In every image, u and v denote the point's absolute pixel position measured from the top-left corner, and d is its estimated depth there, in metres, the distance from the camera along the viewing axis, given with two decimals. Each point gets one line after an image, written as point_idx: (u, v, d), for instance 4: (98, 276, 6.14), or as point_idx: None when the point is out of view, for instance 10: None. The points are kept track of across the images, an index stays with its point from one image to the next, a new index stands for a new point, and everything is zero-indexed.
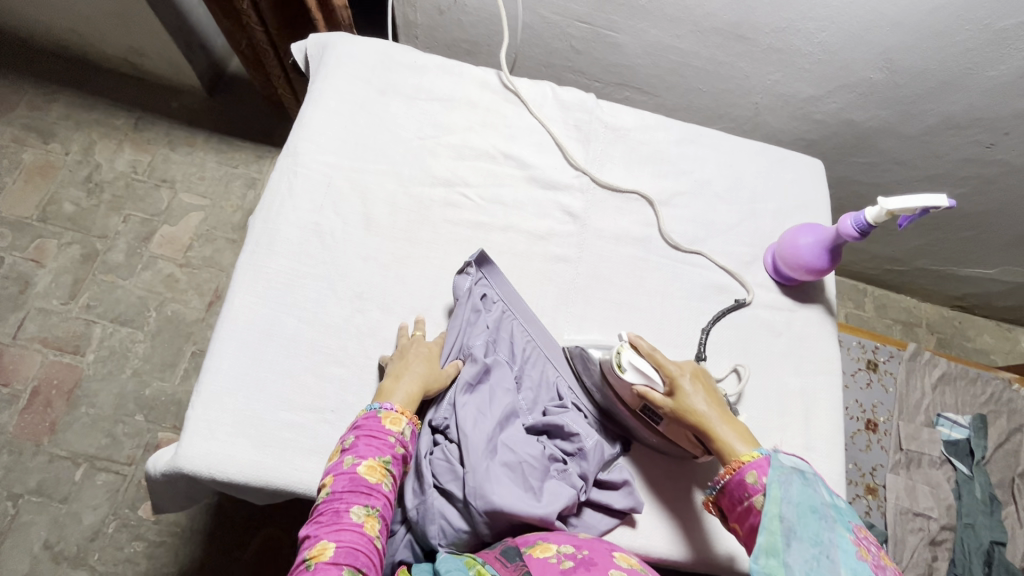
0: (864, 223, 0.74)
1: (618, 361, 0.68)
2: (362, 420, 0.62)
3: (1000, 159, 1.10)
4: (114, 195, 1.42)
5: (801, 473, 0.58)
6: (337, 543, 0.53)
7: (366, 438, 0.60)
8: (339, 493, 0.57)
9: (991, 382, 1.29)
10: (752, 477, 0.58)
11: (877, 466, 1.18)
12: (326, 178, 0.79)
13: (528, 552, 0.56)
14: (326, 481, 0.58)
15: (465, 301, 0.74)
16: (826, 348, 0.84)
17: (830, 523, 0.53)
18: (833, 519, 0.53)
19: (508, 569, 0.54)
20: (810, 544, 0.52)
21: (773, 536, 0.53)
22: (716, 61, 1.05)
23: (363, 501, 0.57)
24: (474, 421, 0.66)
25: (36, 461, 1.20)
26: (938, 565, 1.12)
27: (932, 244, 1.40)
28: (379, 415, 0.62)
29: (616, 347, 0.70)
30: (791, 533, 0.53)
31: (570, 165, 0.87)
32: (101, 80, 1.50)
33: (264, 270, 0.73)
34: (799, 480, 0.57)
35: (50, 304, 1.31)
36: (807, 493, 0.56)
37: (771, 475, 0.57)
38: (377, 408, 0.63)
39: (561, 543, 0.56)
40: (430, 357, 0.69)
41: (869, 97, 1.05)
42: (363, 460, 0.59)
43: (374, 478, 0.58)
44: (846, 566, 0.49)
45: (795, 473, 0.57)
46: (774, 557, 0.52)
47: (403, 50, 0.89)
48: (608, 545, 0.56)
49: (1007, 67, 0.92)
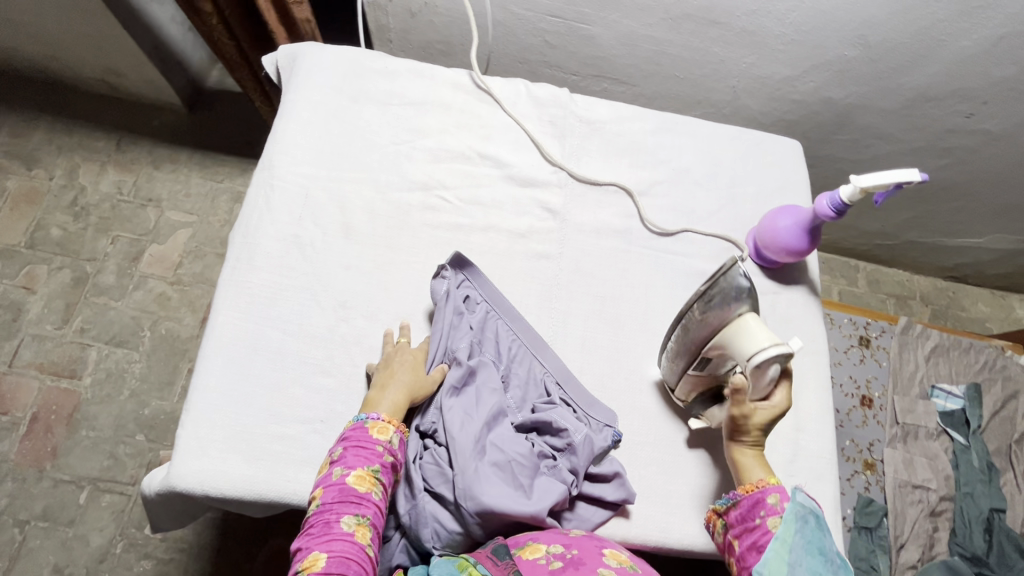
0: (839, 202, 0.74)
1: (770, 355, 0.62)
2: (350, 431, 0.63)
3: (981, 128, 1.10)
4: (101, 218, 1.42)
5: (817, 516, 0.59)
6: (329, 554, 0.54)
7: (354, 449, 0.61)
8: (328, 504, 0.57)
9: (984, 351, 1.30)
10: (773, 499, 0.61)
11: (874, 442, 1.18)
12: (303, 190, 0.79)
13: (518, 554, 0.58)
14: (316, 492, 0.59)
15: (445, 304, 0.74)
16: (812, 329, 0.84)
17: (836, 566, 0.56)
18: (838, 564, 0.56)
19: (498, 567, 0.55)
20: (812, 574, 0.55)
21: (778, 555, 0.57)
22: (690, 47, 1.05)
23: (353, 510, 0.57)
24: (464, 423, 0.66)
25: (40, 486, 1.20)
26: (938, 535, 1.13)
27: (920, 216, 1.40)
28: (367, 425, 0.63)
29: (779, 343, 0.63)
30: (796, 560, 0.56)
31: (547, 161, 0.87)
32: (80, 102, 1.50)
33: (246, 285, 0.73)
34: (814, 520, 0.59)
35: (44, 330, 1.32)
36: (819, 537, 0.58)
37: (790, 508, 0.59)
38: (364, 419, 0.63)
39: (550, 544, 0.58)
40: (415, 365, 0.69)
41: (845, 74, 1.04)
42: (352, 470, 0.59)
43: (364, 487, 0.59)
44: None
45: (812, 515, 0.59)
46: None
47: (374, 56, 0.89)
48: (598, 543, 0.58)
49: (979, 36, 0.92)
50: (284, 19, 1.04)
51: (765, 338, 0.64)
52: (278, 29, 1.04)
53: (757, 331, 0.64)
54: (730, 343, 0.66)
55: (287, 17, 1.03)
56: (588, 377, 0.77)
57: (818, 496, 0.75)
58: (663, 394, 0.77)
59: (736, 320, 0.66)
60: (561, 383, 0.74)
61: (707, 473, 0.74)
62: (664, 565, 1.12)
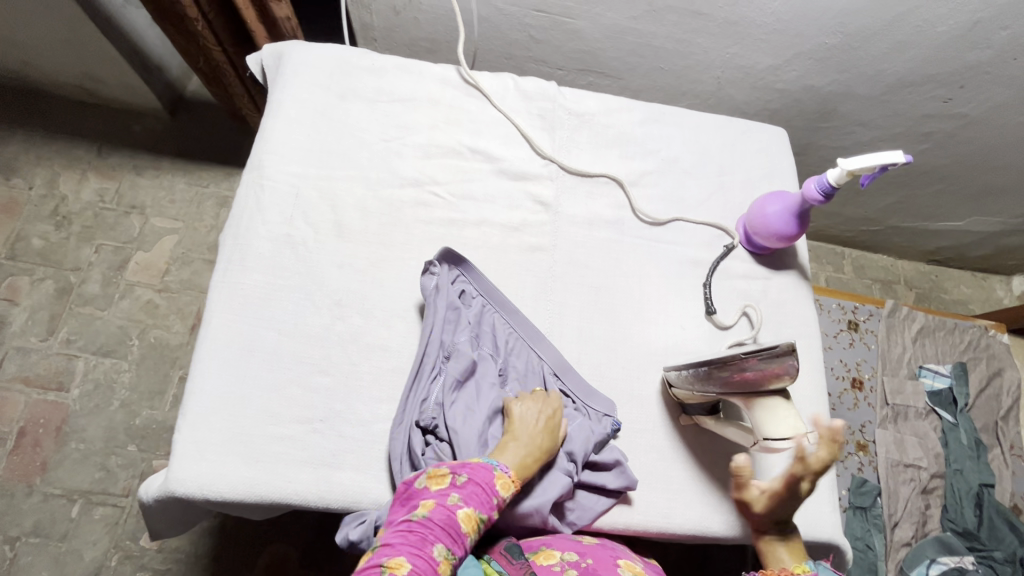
0: (827, 185, 0.75)
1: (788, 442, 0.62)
2: (477, 466, 0.60)
3: (958, 112, 1.12)
4: (84, 226, 1.39)
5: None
6: (413, 568, 0.50)
7: (476, 485, 0.58)
8: (434, 523, 0.54)
9: (968, 330, 1.33)
10: None
11: (865, 423, 1.20)
12: (293, 189, 0.78)
13: (532, 559, 0.61)
14: (426, 503, 0.56)
15: (437, 298, 0.74)
16: (803, 312, 0.85)
17: None
18: None
19: (513, 565, 0.58)
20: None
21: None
22: (674, 39, 1.05)
23: (450, 543, 0.54)
24: (464, 416, 0.68)
25: (30, 502, 1.18)
26: (931, 512, 1.16)
27: (902, 201, 1.43)
28: (493, 470, 0.60)
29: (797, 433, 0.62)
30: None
31: (538, 154, 0.88)
32: (57, 110, 1.47)
33: (239, 286, 0.72)
34: None
35: (28, 342, 1.29)
36: None
37: None
38: (493, 465, 0.61)
39: (564, 551, 0.61)
40: (549, 425, 0.67)
41: (827, 62, 1.06)
42: (466, 506, 0.56)
43: (467, 529, 0.56)
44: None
45: None
46: None
47: (360, 53, 0.89)
48: (612, 554, 0.62)
49: (955, 22, 0.94)
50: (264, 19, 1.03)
51: (789, 427, 0.63)
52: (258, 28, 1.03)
53: (784, 418, 0.63)
54: (750, 408, 0.65)
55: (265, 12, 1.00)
56: (586, 367, 0.77)
57: None
58: (660, 380, 0.78)
59: (766, 395, 0.64)
60: (560, 375, 0.75)
61: (707, 457, 0.75)
62: (665, 552, 1.13)
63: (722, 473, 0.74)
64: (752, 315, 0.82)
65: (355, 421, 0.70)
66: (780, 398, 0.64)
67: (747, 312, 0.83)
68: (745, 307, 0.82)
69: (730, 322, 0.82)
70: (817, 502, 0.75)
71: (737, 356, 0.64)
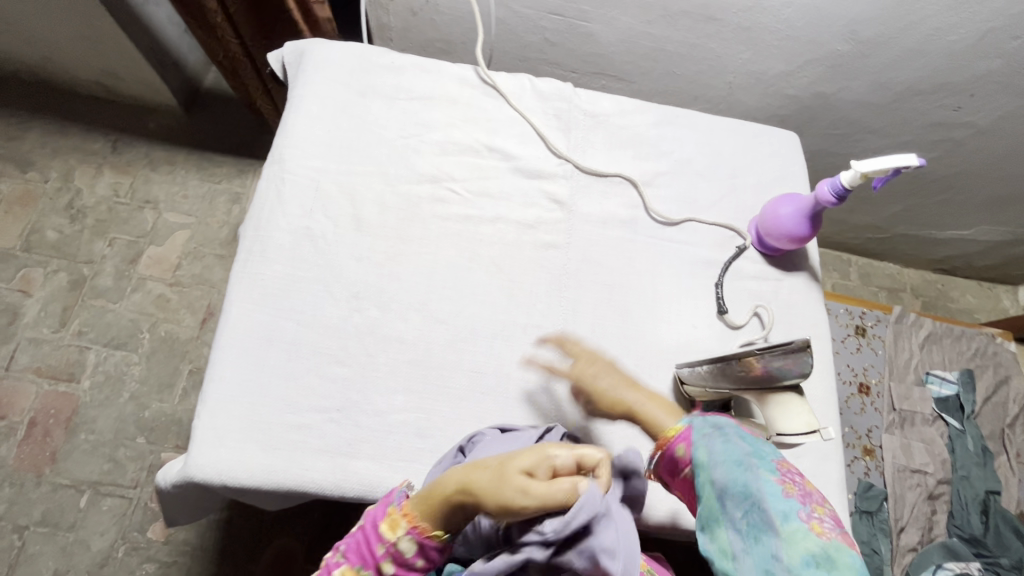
0: (840, 187, 0.76)
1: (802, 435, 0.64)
2: (370, 511, 0.63)
3: (968, 121, 1.13)
4: (98, 220, 1.41)
5: (724, 428, 0.61)
6: None
7: (361, 539, 0.62)
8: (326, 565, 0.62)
9: (975, 338, 1.33)
10: (681, 447, 0.62)
11: (872, 428, 1.20)
12: (313, 183, 0.80)
13: None
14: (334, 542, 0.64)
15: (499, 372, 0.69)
16: (813, 313, 0.86)
17: (755, 470, 0.54)
18: (755, 465, 0.55)
19: None
20: (731, 466, 0.56)
21: (703, 469, 0.58)
22: (688, 43, 1.07)
23: None
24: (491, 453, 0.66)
25: (39, 492, 1.19)
26: (937, 518, 1.16)
27: (910, 209, 1.44)
28: (382, 513, 0.61)
29: (808, 426, 0.65)
30: (714, 463, 0.57)
31: (553, 153, 0.89)
32: (74, 105, 1.48)
33: (260, 277, 0.74)
34: (720, 435, 0.60)
35: (41, 333, 1.31)
36: (731, 444, 0.58)
37: (698, 449, 0.60)
38: (393, 501, 0.62)
39: None
40: (502, 497, 0.52)
41: (838, 69, 1.07)
42: (343, 561, 0.61)
43: None
44: (766, 488, 0.53)
45: (717, 431, 0.61)
46: (711, 512, 0.55)
47: (380, 51, 0.90)
48: None
49: (967, 31, 0.95)
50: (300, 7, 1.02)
51: (801, 422, 0.65)
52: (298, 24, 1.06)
53: (797, 414, 0.65)
54: (764, 403, 0.66)
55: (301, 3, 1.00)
56: None
57: (825, 475, 0.77)
58: (672, 377, 0.79)
59: (780, 391, 0.66)
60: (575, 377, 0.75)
61: None
62: (671, 553, 1.13)
63: None
64: (764, 315, 0.82)
65: (371, 412, 0.70)
66: (796, 394, 0.66)
67: (758, 312, 0.84)
68: (756, 308, 0.83)
69: (741, 322, 0.83)
70: (826, 501, 0.76)
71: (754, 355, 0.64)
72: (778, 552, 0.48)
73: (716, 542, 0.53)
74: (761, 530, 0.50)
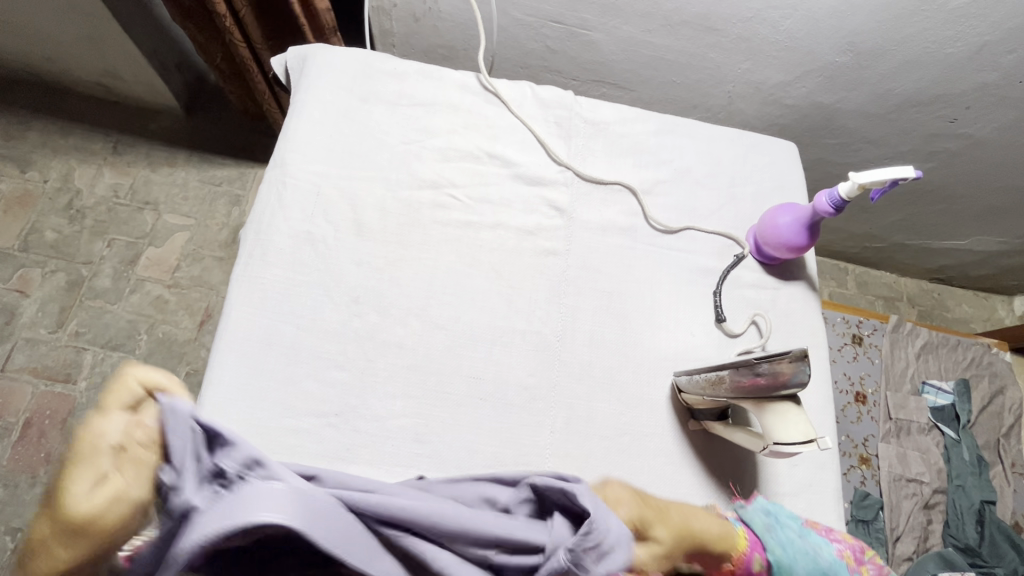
0: (838, 199, 0.77)
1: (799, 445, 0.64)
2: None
3: (964, 132, 1.14)
4: (97, 221, 1.41)
5: (771, 511, 0.65)
6: None
7: None
8: None
9: (971, 347, 1.34)
10: (757, 562, 0.60)
11: (868, 437, 1.21)
12: (315, 188, 0.80)
13: None
14: None
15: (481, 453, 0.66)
16: (810, 323, 0.86)
17: (824, 554, 0.61)
18: (823, 550, 0.61)
19: None
20: (808, 561, 0.60)
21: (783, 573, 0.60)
22: (688, 53, 1.08)
23: None
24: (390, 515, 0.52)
25: (33, 493, 1.18)
26: (932, 527, 1.16)
27: (907, 219, 1.45)
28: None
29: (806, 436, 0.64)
30: (793, 564, 0.60)
31: (554, 161, 0.90)
32: (76, 106, 1.49)
33: (260, 281, 0.74)
34: (780, 533, 0.62)
35: (38, 334, 1.30)
36: (789, 536, 0.62)
37: (771, 553, 0.60)
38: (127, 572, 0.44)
39: None
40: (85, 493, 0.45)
41: (836, 80, 1.08)
42: None
43: None
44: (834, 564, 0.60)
45: (774, 529, 0.62)
46: None
47: (383, 57, 0.91)
48: None
49: (963, 44, 0.96)
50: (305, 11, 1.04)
51: (798, 432, 0.64)
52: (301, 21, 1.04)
53: (795, 424, 0.64)
54: (762, 412, 0.66)
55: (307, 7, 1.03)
56: (598, 369, 0.78)
57: (822, 484, 0.77)
58: (671, 385, 0.79)
59: (778, 401, 0.65)
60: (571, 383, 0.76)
61: (715, 462, 0.76)
62: None
63: (729, 478, 0.75)
64: (762, 324, 0.83)
65: (370, 417, 0.70)
66: (793, 404, 0.65)
67: (756, 321, 0.84)
68: (754, 316, 0.84)
69: (739, 330, 0.83)
70: (822, 510, 0.76)
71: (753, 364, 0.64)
72: None
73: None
74: None
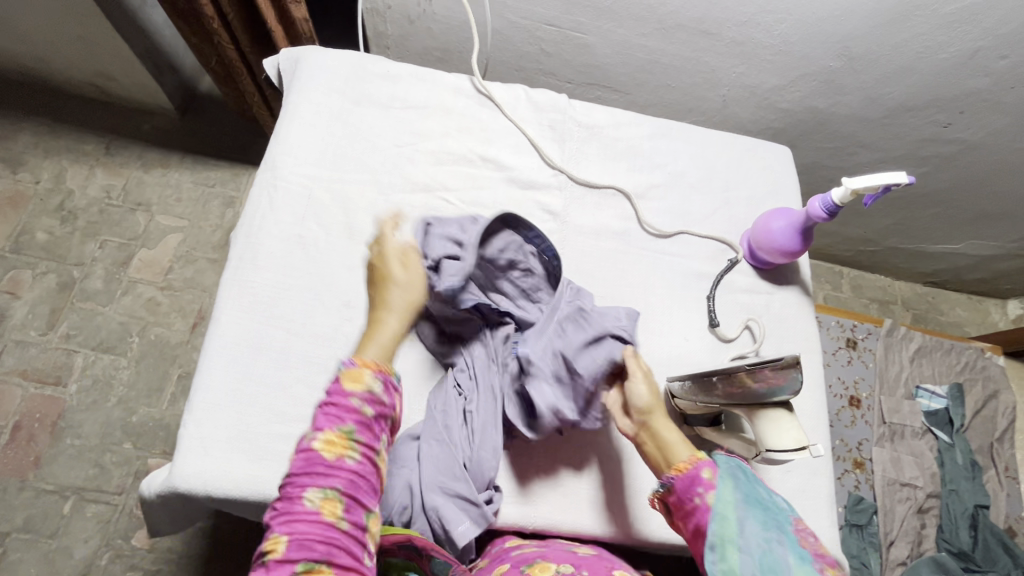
0: (831, 204, 0.77)
1: (794, 452, 0.64)
2: (330, 385, 0.60)
3: (957, 137, 1.14)
4: (89, 222, 1.40)
5: (743, 470, 0.64)
6: (289, 536, 0.51)
7: (330, 410, 0.58)
8: (296, 471, 0.54)
9: (965, 351, 1.34)
10: (706, 474, 0.62)
11: (862, 441, 1.21)
12: (306, 191, 0.79)
13: (528, 571, 0.61)
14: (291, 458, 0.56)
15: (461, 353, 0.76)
16: (804, 328, 0.86)
17: (773, 518, 0.58)
18: (774, 514, 0.59)
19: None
20: (762, 530, 0.57)
21: (727, 526, 0.58)
22: (682, 56, 1.08)
23: (318, 484, 0.54)
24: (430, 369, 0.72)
25: (22, 497, 1.17)
26: (926, 531, 1.16)
27: (901, 222, 1.45)
28: (342, 372, 0.61)
29: (799, 443, 0.64)
30: (743, 520, 0.58)
31: (547, 164, 0.89)
32: (68, 106, 1.48)
33: (250, 284, 0.73)
34: (743, 477, 0.63)
35: (28, 336, 1.29)
36: (751, 486, 0.62)
37: (721, 487, 0.61)
38: (341, 365, 0.61)
39: (559, 564, 0.61)
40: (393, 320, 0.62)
41: (830, 84, 1.08)
42: (320, 435, 0.56)
43: (332, 454, 0.55)
44: (793, 551, 0.55)
45: (741, 470, 0.63)
46: (730, 540, 0.57)
47: (376, 59, 0.90)
48: (608, 565, 0.63)
49: (956, 49, 0.97)
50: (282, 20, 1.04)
51: (791, 439, 0.64)
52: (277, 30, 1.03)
53: (787, 430, 0.65)
54: (754, 418, 0.66)
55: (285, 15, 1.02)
56: None
57: (815, 490, 0.77)
58: (664, 391, 0.78)
59: (770, 407, 0.65)
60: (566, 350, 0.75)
61: None
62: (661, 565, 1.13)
63: None
64: (755, 329, 0.82)
65: None
66: (786, 410, 0.65)
67: (750, 326, 0.84)
68: (748, 321, 0.84)
69: (733, 335, 0.83)
70: (815, 516, 0.76)
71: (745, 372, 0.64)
72: None
73: (726, 563, 0.56)
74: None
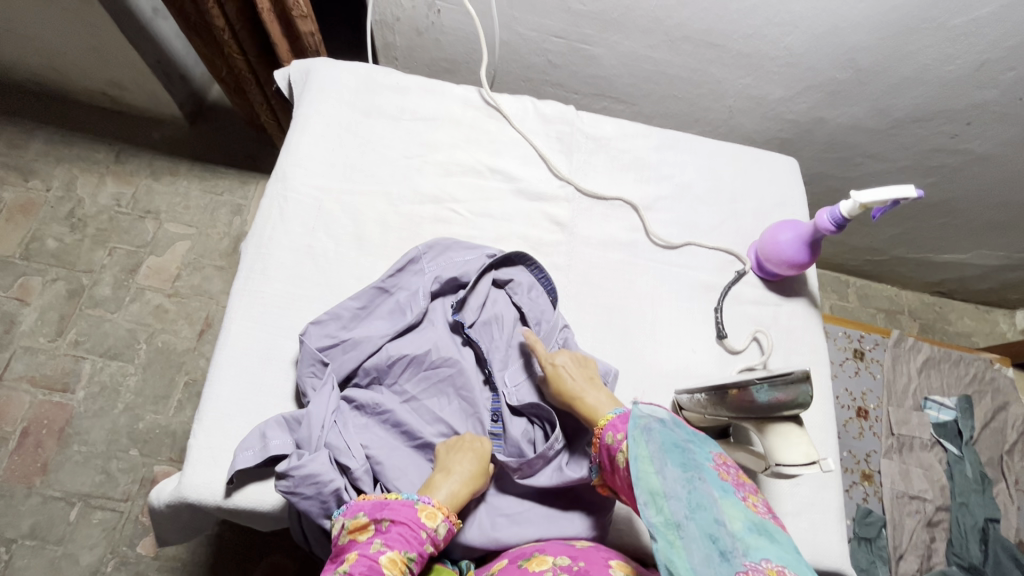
0: (840, 217, 0.77)
1: (807, 467, 0.63)
2: (400, 504, 0.59)
3: (965, 148, 1.14)
4: (98, 229, 1.41)
5: (662, 419, 0.60)
6: None
7: (400, 526, 0.57)
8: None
9: (973, 363, 1.33)
10: (609, 437, 0.61)
11: (871, 452, 1.20)
12: (316, 202, 0.80)
13: (525, 565, 0.60)
14: (349, 557, 0.55)
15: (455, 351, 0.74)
16: (812, 340, 0.86)
17: (693, 454, 0.55)
18: (693, 451, 0.55)
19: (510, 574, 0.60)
20: (682, 471, 0.53)
21: (649, 479, 0.53)
22: (689, 68, 1.08)
23: None
24: (429, 367, 0.72)
25: (28, 503, 1.17)
26: (936, 545, 1.15)
27: (908, 233, 1.45)
28: (417, 505, 0.59)
29: (812, 457, 0.63)
30: (663, 468, 0.53)
31: (555, 175, 0.90)
32: (79, 116, 1.49)
33: (260, 295, 0.74)
34: (659, 425, 0.58)
35: (37, 342, 1.30)
36: (668, 433, 0.57)
37: (635, 446, 0.56)
38: (416, 498, 0.59)
39: (556, 556, 0.61)
40: (475, 471, 0.64)
41: (837, 95, 1.09)
42: (389, 550, 0.55)
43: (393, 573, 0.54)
44: (715, 485, 0.52)
45: (656, 421, 0.59)
46: (655, 493, 0.52)
47: (385, 72, 0.91)
48: (605, 555, 0.61)
49: (963, 61, 0.97)
50: (288, 32, 1.04)
51: (802, 453, 0.64)
52: (281, 43, 1.04)
53: (798, 444, 0.64)
54: (763, 432, 0.66)
55: (291, 28, 1.02)
56: None
57: (825, 504, 0.77)
58: (671, 402, 0.78)
59: (781, 422, 0.64)
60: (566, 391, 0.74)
61: None
62: None
63: None
64: (763, 342, 0.82)
65: None
66: (796, 425, 0.64)
67: (758, 337, 0.84)
68: (755, 333, 0.84)
69: (740, 347, 0.83)
70: (825, 530, 0.75)
71: (752, 385, 0.63)
72: (720, 517, 0.49)
73: (661, 516, 0.50)
74: (705, 512, 0.49)
